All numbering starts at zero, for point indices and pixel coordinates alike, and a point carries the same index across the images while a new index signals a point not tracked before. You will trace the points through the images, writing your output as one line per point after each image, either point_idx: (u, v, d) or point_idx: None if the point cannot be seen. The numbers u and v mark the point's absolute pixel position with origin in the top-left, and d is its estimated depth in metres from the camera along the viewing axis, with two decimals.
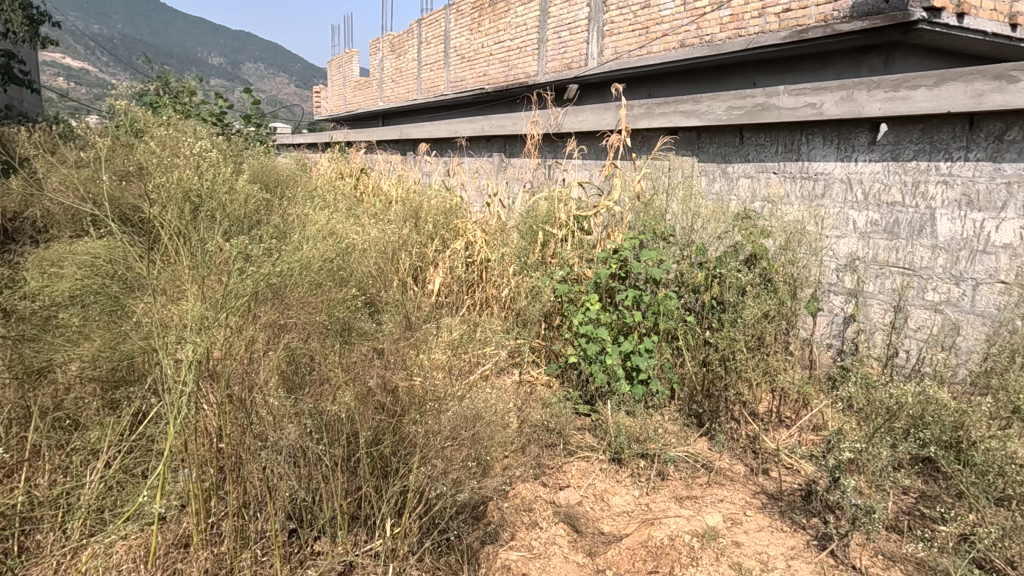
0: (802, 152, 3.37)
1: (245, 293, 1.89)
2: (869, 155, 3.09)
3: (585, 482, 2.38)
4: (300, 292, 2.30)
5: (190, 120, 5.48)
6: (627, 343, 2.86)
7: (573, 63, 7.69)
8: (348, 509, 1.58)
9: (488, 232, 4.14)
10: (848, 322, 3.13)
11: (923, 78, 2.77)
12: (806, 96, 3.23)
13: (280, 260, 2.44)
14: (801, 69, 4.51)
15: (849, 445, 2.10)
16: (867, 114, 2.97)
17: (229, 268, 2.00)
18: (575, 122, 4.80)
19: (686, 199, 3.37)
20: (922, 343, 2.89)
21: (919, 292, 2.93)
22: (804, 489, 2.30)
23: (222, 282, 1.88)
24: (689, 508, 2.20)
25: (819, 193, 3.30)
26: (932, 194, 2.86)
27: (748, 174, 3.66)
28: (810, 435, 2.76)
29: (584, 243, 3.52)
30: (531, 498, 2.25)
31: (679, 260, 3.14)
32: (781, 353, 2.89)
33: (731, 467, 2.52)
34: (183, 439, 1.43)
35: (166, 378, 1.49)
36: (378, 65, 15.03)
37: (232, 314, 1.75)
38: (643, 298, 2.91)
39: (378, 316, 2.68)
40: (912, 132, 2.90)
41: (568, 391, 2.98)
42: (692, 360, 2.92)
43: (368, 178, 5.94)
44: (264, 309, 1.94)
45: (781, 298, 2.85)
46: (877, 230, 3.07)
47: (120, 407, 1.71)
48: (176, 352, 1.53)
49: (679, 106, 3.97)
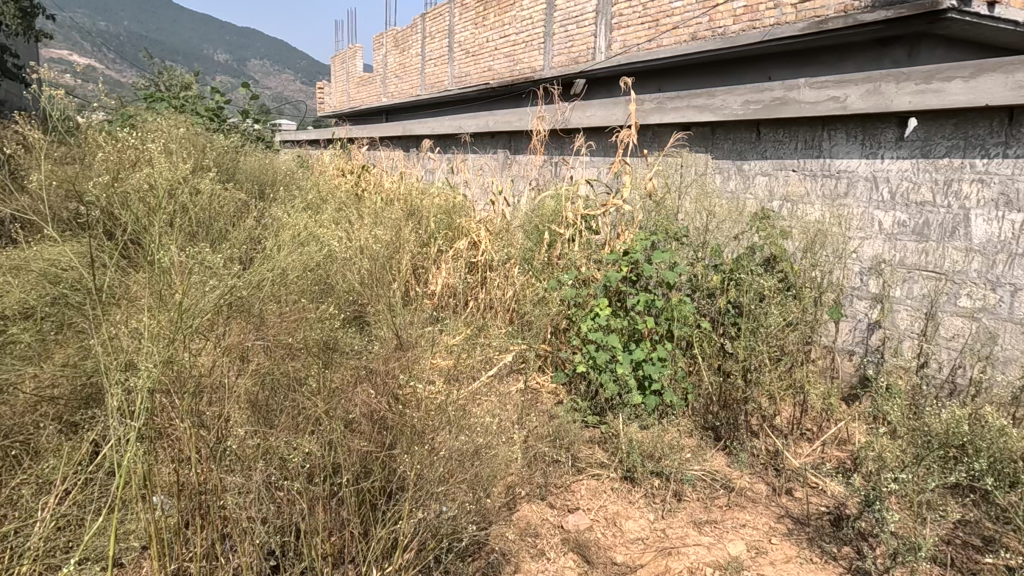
0: (824, 148, 3.19)
1: (206, 310, 1.72)
2: (896, 152, 2.90)
3: (596, 504, 2.22)
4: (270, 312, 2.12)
5: (186, 116, 5.34)
6: (639, 352, 2.70)
7: (580, 57, 7.52)
8: (333, 549, 1.41)
9: (491, 232, 3.99)
10: (873, 328, 2.96)
11: (957, 68, 2.58)
12: (829, 89, 3.05)
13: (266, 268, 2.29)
14: (820, 61, 4.32)
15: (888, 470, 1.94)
16: (896, 107, 2.79)
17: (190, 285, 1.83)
18: (584, 117, 4.64)
19: (699, 197, 3.21)
20: (955, 353, 2.72)
21: (951, 298, 2.75)
22: (832, 513, 2.14)
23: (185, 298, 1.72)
24: (709, 535, 2.05)
25: (842, 191, 3.12)
26: (966, 193, 2.68)
27: (766, 172, 3.48)
28: (836, 451, 2.59)
29: (592, 244, 3.38)
30: (538, 521, 2.10)
31: (693, 261, 2.97)
32: (805, 362, 2.72)
33: (752, 487, 2.36)
34: (144, 473, 1.28)
35: (122, 404, 1.33)
36: (381, 60, 14.86)
37: (191, 331, 1.58)
38: (656, 303, 2.76)
39: (377, 323, 2.53)
40: (944, 126, 2.72)
41: (575, 402, 2.81)
42: (709, 370, 2.75)
43: (369, 175, 5.79)
44: (235, 327, 1.78)
45: (804, 305, 2.69)
46: (904, 231, 2.89)
47: (81, 432, 1.59)
48: (135, 375, 1.37)
49: (692, 100, 3.79)
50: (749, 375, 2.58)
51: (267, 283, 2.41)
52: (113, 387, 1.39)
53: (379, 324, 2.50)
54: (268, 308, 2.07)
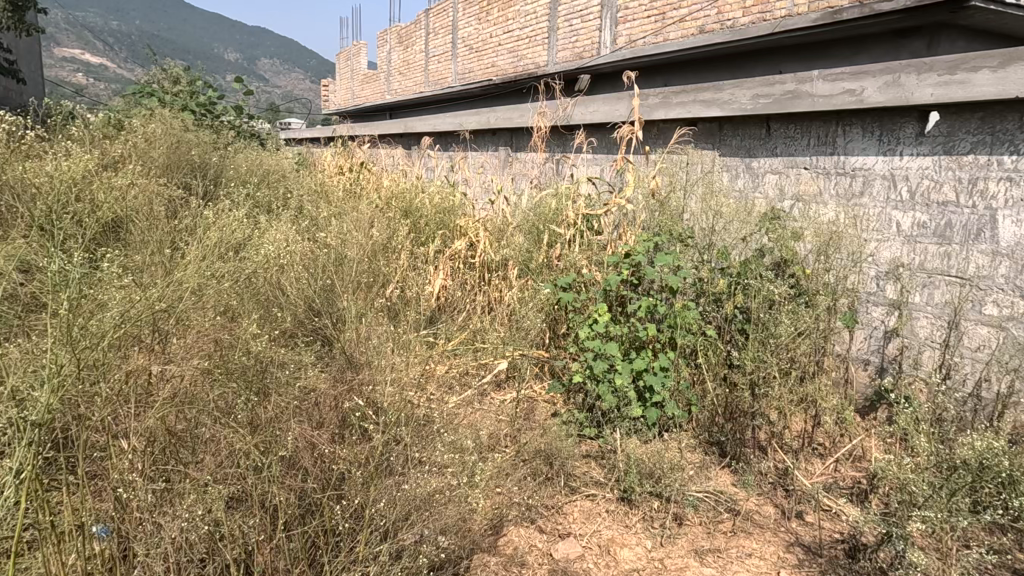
0: (838, 144, 3.00)
1: (114, 334, 1.57)
2: (916, 149, 2.71)
3: (590, 529, 2.06)
4: (224, 326, 1.98)
5: (180, 113, 5.23)
6: (639, 360, 2.53)
7: (584, 52, 7.35)
8: None
9: (488, 231, 3.83)
10: (890, 337, 2.78)
11: (984, 58, 2.40)
12: (844, 81, 2.87)
13: (206, 290, 2.17)
14: (833, 54, 4.13)
15: (912, 503, 1.76)
16: (917, 100, 2.60)
17: (107, 307, 1.68)
18: (586, 113, 4.47)
19: (705, 196, 3.01)
20: (980, 364, 2.53)
21: (976, 305, 2.57)
22: (847, 542, 1.97)
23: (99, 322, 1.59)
24: (712, 566, 1.89)
25: (858, 190, 2.94)
26: (992, 192, 2.49)
27: (776, 170, 3.30)
28: (851, 471, 2.42)
29: (593, 245, 3.25)
30: (525, 547, 1.94)
31: (698, 264, 2.82)
32: (817, 375, 2.55)
33: (759, 510, 2.20)
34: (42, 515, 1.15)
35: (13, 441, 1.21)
36: (386, 57, 14.77)
37: (84, 360, 1.44)
38: (658, 309, 2.60)
39: (357, 329, 2.39)
40: (970, 121, 2.53)
41: (572, 414, 2.65)
42: (713, 380, 2.59)
43: (368, 172, 5.63)
44: (151, 356, 1.66)
45: (817, 313, 2.52)
46: (925, 233, 2.71)
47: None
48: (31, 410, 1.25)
49: (698, 95, 3.62)
50: (757, 388, 2.40)
51: (229, 294, 2.28)
52: (20, 413, 1.26)
53: (359, 331, 2.37)
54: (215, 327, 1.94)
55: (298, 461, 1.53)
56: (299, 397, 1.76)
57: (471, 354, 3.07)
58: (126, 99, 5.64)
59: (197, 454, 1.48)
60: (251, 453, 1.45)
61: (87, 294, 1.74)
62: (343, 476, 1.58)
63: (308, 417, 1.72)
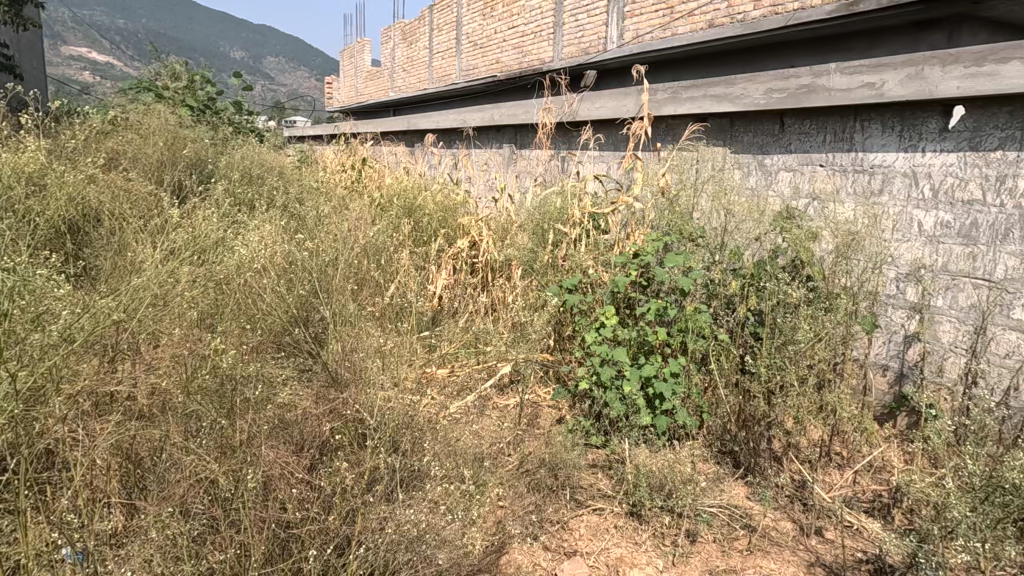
0: (856, 140, 2.88)
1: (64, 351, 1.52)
2: (940, 145, 2.59)
3: (598, 546, 1.95)
4: (190, 341, 1.91)
5: (178, 110, 5.14)
6: (648, 366, 2.42)
7: (590, 47, 7.24)
8: None
9: (492, 230, 3.73)
10: (911, 341, 2.66)
11: (1013, 49, 2.28)
12: (862, 74, 2.75)
13: (175, 304, 2.10)
14: (846, 48, 3.98)
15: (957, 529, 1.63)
16: (941, 94, 2.48)
17: (60, 321, 1.61)
18: (592, 109, 4.37)
19: (717, 195, 2.90)
20: (1010, 371, 2.40)
21: (1005, 309, 2.44)
22: (872, 564, 1.86)
23: (49, 336, 1.53)
24: None
25: (877, 188, 2.82)
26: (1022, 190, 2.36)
27: (790, 167, 3.17)
28: (873, 484, 2.30)
29: (600, 244, 3.15)
30: (528, 567, 1.84)
31: (709, 265, 2.72)
32: (835, 382, 2.44)
33: (776, 525, 2.08)
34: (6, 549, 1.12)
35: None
36: (389, 54, 14.69)
37: (27, 383, 1.40)
38: (668, 312, 2.50)
39: (353, 336, 2.30)
40: (998, 115, 2.41)
41: (577, 421, 2.55)
42: (726, 386, 2.49)
43: (369, 169, 5.53)
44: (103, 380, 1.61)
45: (836, 317, 2.41)
46: (949, 233, 2.59)
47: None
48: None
49: (709, 90, 3.51)
50: (773, 397, 2.30)
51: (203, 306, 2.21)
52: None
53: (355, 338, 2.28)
54: (183, 342, 1.87)
55: (274, 487, 1.50)
56: (272, 417, 1.69)
57: (474, 357, 2.98)
58: (124, 95, 5.55)
59: (162, 484, 1.46)
60: (222, 482, 1.43)
61: (40, 304, 1.69)
62: (324, 512, 1.50)
63: (292, 440, 1.68)
